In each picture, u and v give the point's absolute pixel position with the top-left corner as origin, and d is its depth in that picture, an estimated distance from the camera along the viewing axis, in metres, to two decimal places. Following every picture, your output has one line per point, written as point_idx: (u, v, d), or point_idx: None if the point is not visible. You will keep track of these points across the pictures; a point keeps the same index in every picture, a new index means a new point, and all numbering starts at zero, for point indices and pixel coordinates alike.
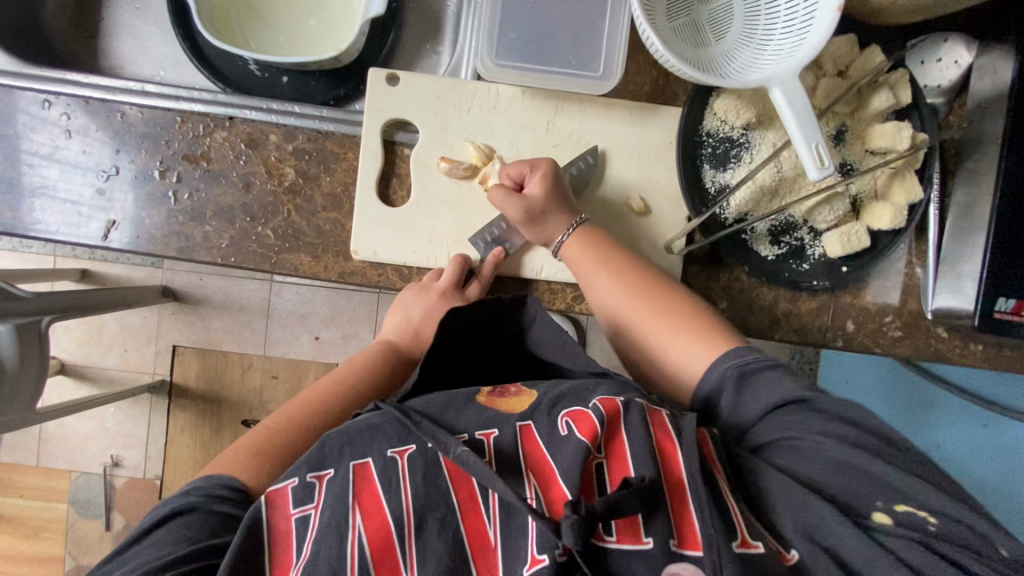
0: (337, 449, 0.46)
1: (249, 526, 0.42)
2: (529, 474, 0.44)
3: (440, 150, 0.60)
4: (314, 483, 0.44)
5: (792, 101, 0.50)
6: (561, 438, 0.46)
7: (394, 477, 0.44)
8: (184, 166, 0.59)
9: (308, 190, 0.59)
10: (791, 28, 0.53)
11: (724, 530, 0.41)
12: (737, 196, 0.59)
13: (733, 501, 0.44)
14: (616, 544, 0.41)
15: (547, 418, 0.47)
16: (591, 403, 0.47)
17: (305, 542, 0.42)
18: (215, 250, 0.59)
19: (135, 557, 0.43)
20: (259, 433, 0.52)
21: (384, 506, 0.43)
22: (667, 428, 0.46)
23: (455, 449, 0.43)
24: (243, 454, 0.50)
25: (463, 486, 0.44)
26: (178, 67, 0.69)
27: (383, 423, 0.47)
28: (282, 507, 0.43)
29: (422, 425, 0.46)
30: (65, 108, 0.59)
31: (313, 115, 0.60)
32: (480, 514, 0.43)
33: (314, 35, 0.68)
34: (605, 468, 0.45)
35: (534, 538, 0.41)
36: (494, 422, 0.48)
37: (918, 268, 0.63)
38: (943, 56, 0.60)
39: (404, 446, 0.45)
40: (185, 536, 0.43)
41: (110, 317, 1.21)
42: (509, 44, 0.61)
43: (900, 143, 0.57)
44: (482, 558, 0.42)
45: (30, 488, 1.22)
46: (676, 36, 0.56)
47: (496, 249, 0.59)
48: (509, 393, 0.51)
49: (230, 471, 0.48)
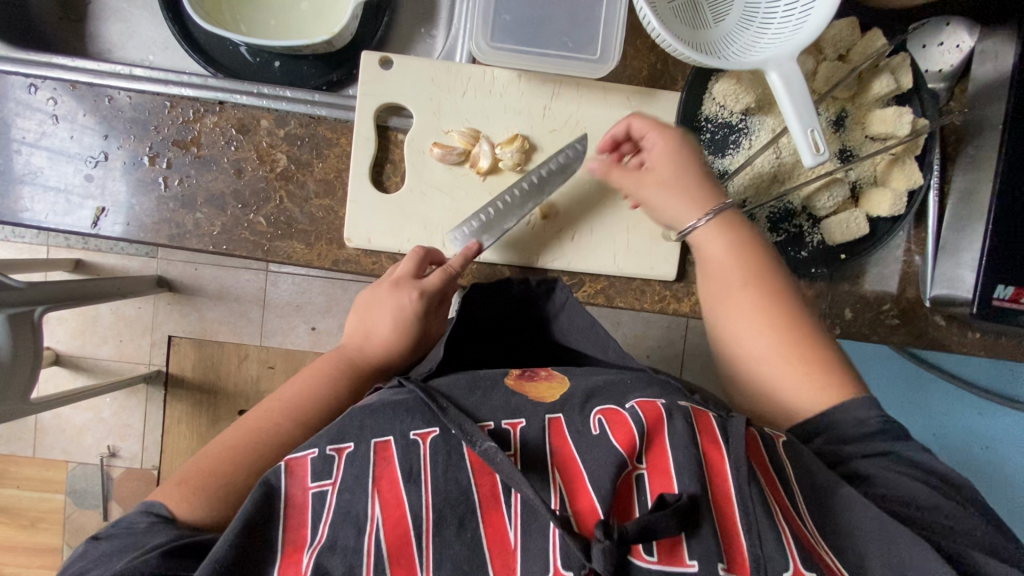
0: (357, 425, 0.46)
1: (263, 494, 0.42)
2: (557, 474, 0.44)
3: (434, 136, 0.59)
4: (332, 456, 0.45)
5: (789, 84, 0.49)
6: (593, 438, 0.46)
7: (416, 465, 0.44)
8: (174, 152, 0.58)
9: (301, 176, 0.58)
10: (791, 13, 0.52)
11: (775, 544, 0.40)
12: (736, 181, 0.59)
13: (785, 519, 0.42)
14: (654, 565, 0.40)
15: (579, 414, 0.48)
16: (628, 403, 0.47)
17: (321, 524, 0.42)
18: (207, 237, 0.58)
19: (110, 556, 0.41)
20: (202, 463, 0.48)
21: (402, 497, 0.43)
22: (714, 432, 0.45)
23: (483, 444, 0.43)
24: (170, 485, 0.47)
25: (484, 481, 0.44)
26: (167, 51, 0.68)
27: (407, 400, 0.47)
28: (301, 477, 0.44)
29: (448, 410, 0.45)
30: (51, 93, 0.58)
31: (306, 100, 0.59)
32: (502, 515, 0.43)
33: (306, 19, 0.67)
34: (644, 479, 0.44)
35: (557, 548, 0.41)
36: (522, 410, 0.48)
37: (916, 256, 0.62)
38: (945, 40, 0.60)
39: (427, 430, 0.46)
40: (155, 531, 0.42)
41: (104, 307, 1.20)
42: (504, 27, 0.59)
43: (900, 130, 0.56)
44: (502, 562, 0.41)
45: (27, 479, 1.22)
46: (674, 17, 0.55)
47: (469, 243, 0.56)
48: (538, 378, 0.51)
49: (160, 503, 0.45)
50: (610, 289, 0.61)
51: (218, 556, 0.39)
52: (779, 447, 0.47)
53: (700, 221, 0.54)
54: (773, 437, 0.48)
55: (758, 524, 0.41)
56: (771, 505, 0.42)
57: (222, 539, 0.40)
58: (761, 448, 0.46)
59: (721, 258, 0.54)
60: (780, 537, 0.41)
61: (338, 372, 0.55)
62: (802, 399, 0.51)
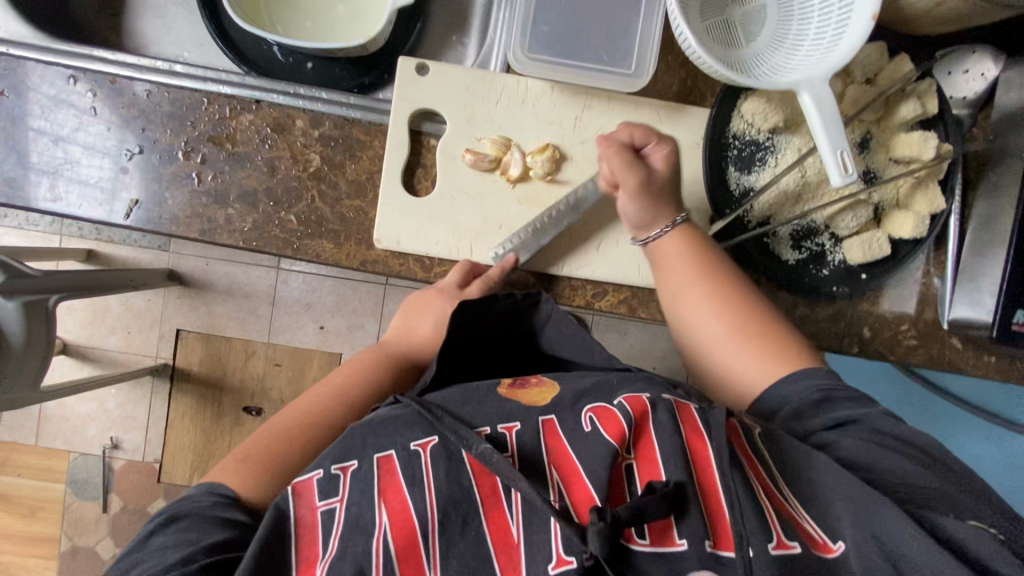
0: (359, 442, 0.46)
1: (274, 517, 0.43)
2: (552, 471, 0.45)
3: (466, 142, 0.59)
4: (337, 474, 0.45)
5: (820, 105, 0.50)
6: (584, 435, 0.46)
7: (418, 471, 0.44)
8: (208, 147, 0.59)
9: (333, 176, 0.59)
10: (823, 33, 0.54)
11: (756, 517, 0.41)
12: (761, 200, 0.59)
13: (768, 498, 0.43)
14: (647, 548, 0.41)
15: (571, 413, 0.48)
16: (615, 400, 0.48)
17: (331, 537, 0.42)
18: (237, 233, 0.58)
19: (144, 561, 0.42)
20: (253, 443, 0.52)
21: (407, 501, 0.43)
22: (697, 423, 0.46)
23: (478, 447, 0.44)
24: (230, 463, 0.50)
25: (485, 481, 0.44)
26: (202, 49, 0.69)
27: (405, 414, 0.48)
28: (308, 498, 0.44)
29: (444, 419, 0.46)
30: (90, 85, 0.59)
31: (341, 102, 0.59)
32: (504, 512, 0.43)
33: (341, 22, 0.68)
34: (635, 469, 0.44)
35: (557, 538, 0.41)
36: (516, 414, 0.48)
37: (935, 278, 0.63)
38: (970, 68, 0.60)
39: (427, 439, 0.46)
40: (190, 538, 0.43)
41: (115, 298, 1.20)
42: (542, 38, 0.60)
43: (925, 153, 0.57)
44: (507, 558, 0.41)
45: (28, 467, 1.22)
46: (708, 35, 0.56)
47: (508, 258, 0.59)
48: (530, 385, 0.52)
49: (218, 478, 0.49)
50: (633, 299, 0.62)
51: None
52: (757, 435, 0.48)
53: (664, 230, 0.57)
54: (752, 425, 0.49)
55: (738, 494, 0.42)
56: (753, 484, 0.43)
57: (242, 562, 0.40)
58: (743, 436, 0.47)
59: (724, 272, 0.56)
60: (762, 513, 0.42)
61: (381, 364, 0.60)
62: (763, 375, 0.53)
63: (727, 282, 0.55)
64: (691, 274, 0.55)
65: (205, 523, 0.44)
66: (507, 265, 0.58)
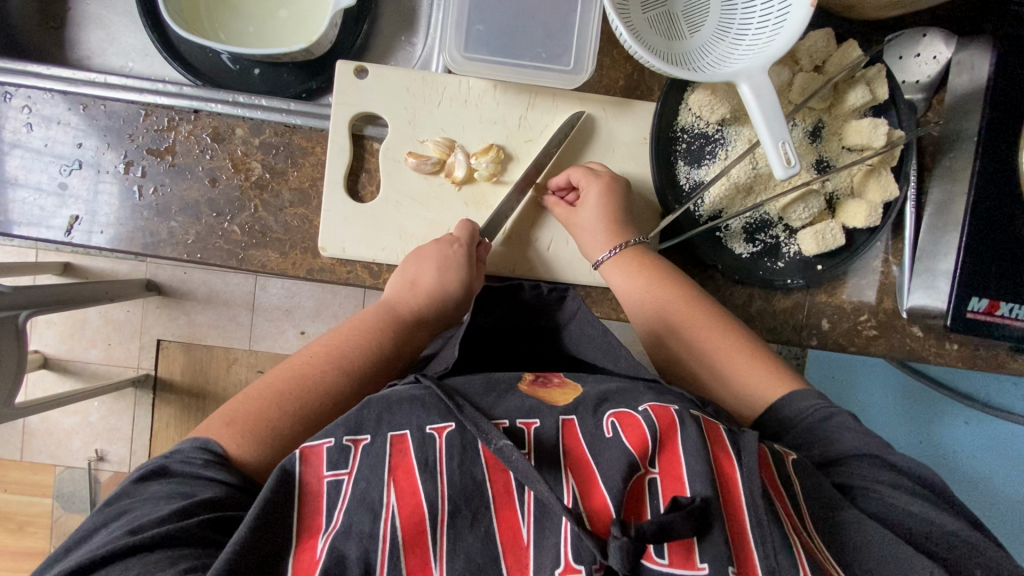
0: (373, 418, 0.43)
1: (279, 480, 0.39)
2: (568, 474, 0.41)
3: (409, 145, 0.59)
4: (349, 447, 0.41)
5: (760, 97, 0.49)
6: (604, 441, 0.42)
7: (432, 456, 0.41)
8: (148, 160, 0.58)
9: (276, 185, 0.58)
10: (767, 21, 0.52)
11: (786, 552, 0.37)
12: (711, 193, 0.58)
13: (794, 534, 0.38)
14: (665, 568, 0.37)
15: (592, 416, 0.44)
16: (641, 406, 0.43)
17: (335, 511, 0.39)
18: (181, 246, 0.58)
19: (134, 509, 0.40)
20: (247, 399, 0.49)
21: (419, 486, 0.39)
22: (726, 444, 0.41)
23: (498, 442, 0.40)
24: (217, 423, 0.47)
25: (498, 477, 0.40)
26: (147, 59, 0.68)
27: (423, 396, 0.44)
28: (316, 466, 0.40)
29: (465, 407, 0.42)
30: (26, 100, 0.58)
31: (281, 108, 0.59)
32: (515, 510, 0.39)
33: (284, 27, 0.67)
34: (657, 484, 0.40)
35: (568, 543, 0.37)
36: (536, 411, 0.44)
37: (894, 267, 0.62)
38: (921, 52, 0.59)
39: (443, 424, 0.42)
40: (184, 491, 0.41)
41: (92, 311, 1.20)
42: (479, 38, 0.59)
43: (876, 140, 0.56)
44: (514, 559, 0.38)
45: (15, 483, 1.22)
46: (650, 28, 0.55)
47: (464, 222, 0.58)
48: (552, 385, 0.48)
49: (211, 434, 0.45)
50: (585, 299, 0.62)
51: (240, 539, 0.36)
52: (790, 464, 0.43)
53: (610, 253, 0.58)
54: (783, 454, 0.44)
55: (766, 526, 0.38)
56: (783, 520, 0.39)
57: (244, 522, 0.37)
58: (772, 466, 0.42)
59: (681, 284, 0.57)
60: (790, 547, 0.37)
61: (383, 322, 0.56)
62: (757, 388, 0.53)
63: (691, 293, 0.56)
64: (663, 297, 0.56)
65: (196, 478, 0.42)
66: (467, 225, 0.57)
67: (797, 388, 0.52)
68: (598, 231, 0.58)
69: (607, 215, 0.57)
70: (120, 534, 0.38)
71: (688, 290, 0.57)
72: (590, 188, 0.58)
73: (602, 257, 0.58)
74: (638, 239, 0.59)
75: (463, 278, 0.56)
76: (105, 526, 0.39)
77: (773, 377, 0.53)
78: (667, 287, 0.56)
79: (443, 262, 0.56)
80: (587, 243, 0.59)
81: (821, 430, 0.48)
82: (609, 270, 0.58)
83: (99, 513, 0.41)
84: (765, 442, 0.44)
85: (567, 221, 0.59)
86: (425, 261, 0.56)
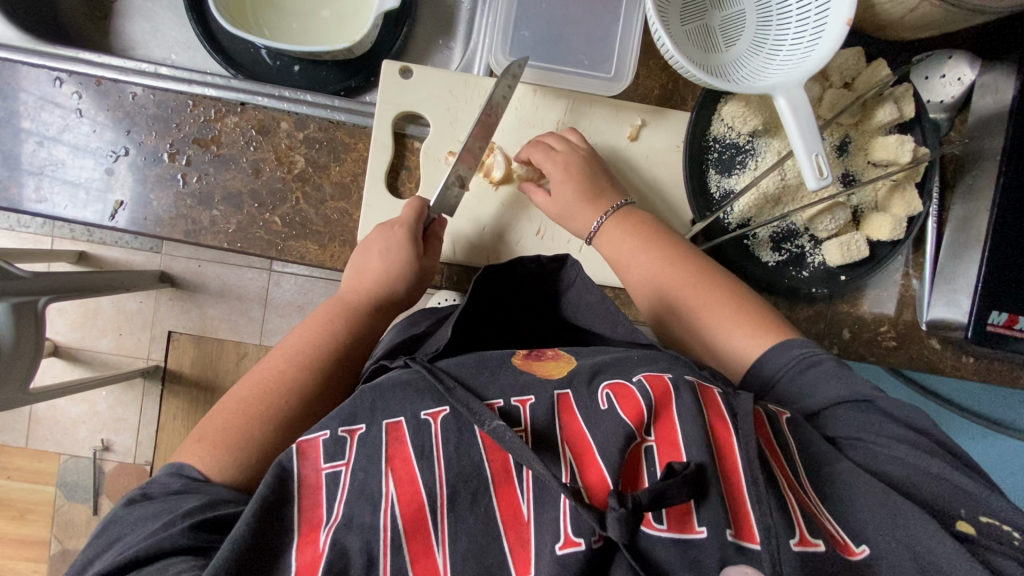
0: (368, 405, 0.44)
1: (277, 477, 0.40)
2: (564, 449, 0.42)
3: (450, 143, 0.60)
4: (345, 438, 0.42)
5: (795, 109, 0.51)
6: (600, 413, 0.43)
7: (428, 442, 0.42)
8: (194, 150, 0.59)
9: (318, 179, 0.60)
10: (801, 38, 0.54)
11: (780, 510, 0.38)
12: (740, 202, 0.59)
13: (790, 493, 0.40)
14: (665, 534, 0.38)
15: (587, 388, 0.45)
16: (635, 378, 0.44)
17: (336, 503, 0.40)
18: (222, 235, 0.59)
19: (125, 535, 0.42)
20: (207, 418, 0.50)
21: (416, 473, 0.40)
22: (721, 409, 0.43)
23: (491, 423, 0.41)
24: (189, 445, 0.48)
25: (496, 456, 0.41)
26: (189, 51, 0.70)
27: (414, 380, 0.45)
28: (313, 459, 0.41)
29: (456, 390, 0.43)
30: (77, 87, 0.60)
31: (326, 104, 0.61)
32: (514, 489, 0.40)
33: (325, 26, 0.68)
34: (654, 451, 0.41)
35: (568, 517, 0.38)
36: (530, 388, 0.45)
37: (915, 280, 0.64)
38: (946, 73, 0.61)
39: (438, 409, 0.43)
40: (167, 506, 0.42)
41: (106, 300, 1.20)
42: (523, 42, 0.62)
43: (902, 156, 0.57)
44: (515, 537, 0.39)
45: (18, 470, 1.21)
46: (688, 39, 0.57)
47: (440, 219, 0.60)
48: (546, 358, 0.49)
49: (185, 460, 0.46)
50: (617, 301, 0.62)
51: (237, 538, 0.37)
52: (785, 425, 0.44)
53: (599, 221, 0.58)
54: (776, 414, 0.45)
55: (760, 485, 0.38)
56: (778, 481, 0.40)
57: (239, 522, 0.38)
58: (768, 427, 0.44)
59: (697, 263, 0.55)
60: (784, 505, 0.39)
61: (334, 315, 0.57)
62: (751, 342, 0.52)
63: (704, 275, 0.55)
64: (671, 266, 0.55)
65: (179, 495, 0.43)
66: (417, 204, 0.58)
67: (784, 341, 0.51)
68: (581, 204, 0.58)
69: (583, 191, 0.58)
70: (116, 556, 0.40)
71: (703, 271, 0.55)
72: (551, 172, 0.58)
73: (594, 226, 0.59)
74: (621, 203, 0.59)
75: (409, 257, 0.57)
76: (98, 557, 0.41)
77: (759, 324, 0.52)
78: (661, 250, 0.56)
79: (387, 244, 0.57)
80: (576, 222, 0.59)
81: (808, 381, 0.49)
82: (604, 236, 0.59)
83: (90, 554, 0.43)
84: (760, 404, 0.45)
85: (548, 211, 0.60)
86: (371, 249, 0.57)
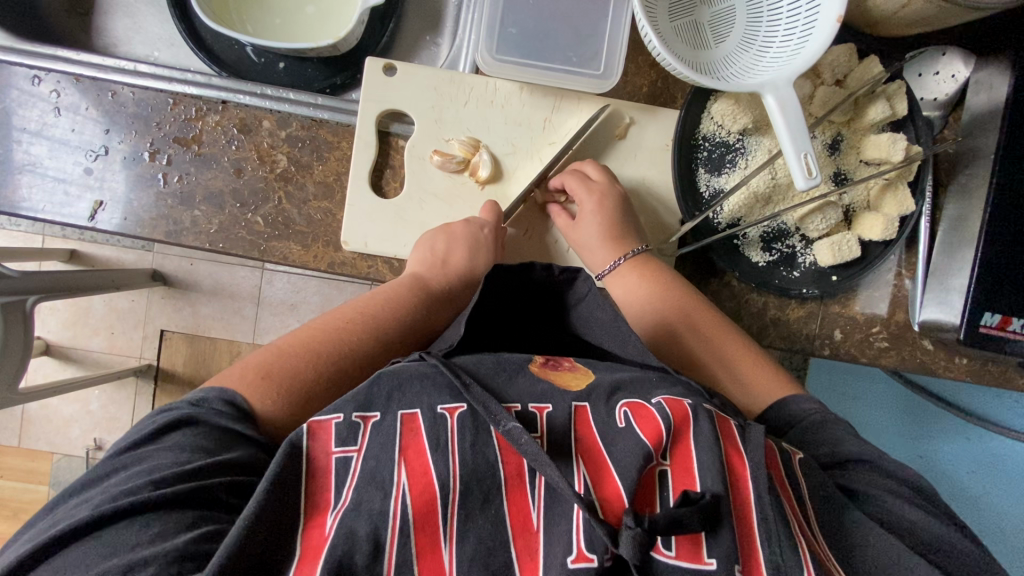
0: (384, 394, 0.43)
1: (287, 454, 0.39)
2: (580, 462, 0.41)
3: (434, 143, 0.59)
4: (359, 423, 0.42)
5: (784, 108, 0.50)
6: (616, 430, 0.42)
7: (443, 436, 0.41)
8: (174, 148, 0.58)
9: (301, 178, 0.59)
10: (792, 34, 0.53)
11: (789, 545, 0.37)
12: (730, 201, 0.58)
13: (800, 532, 0.39)
14: (671, 560, 0.37)
15: (604, 404, 0.44)
16: (654, 398, 0.43)
17: (344, 488, 0.39)
18: (204, 235, 0.58)
19: (152, 458, 0.40)
20: (273, 355, 0.49)
21: (430, 466, 0.39)
22: (735, 438, 0.42)
23: (506, 423, 0.40)
24: (248, 373, 0.47)
25: (510, 459, 0.40)
26: (172, 48, 0.68)
27: (433, 372, 0.44)
28: (324, 440, 0.40)
29: (473, 387, 0.42)
30: (55, 85, 0.59)
31: (308, 102, 0.60)
32: (525, 494, 0.39)
33: (311, 22, 0.67)
34: (668, 475, 0.40)
35: (580, 530, 0.37)
36: (547, 397, 0.44)
37: (907, 280, 0.63)
38: (940, 70, 0.61)
39: (455, 405, 0.42)
40: (206, 446, 0.41)
41: (96, 299, 1.19)
42: (510, 40, 0.61)
43: (895, 155, 0.56)
44: (524, 544, 0.38)
45: (10, 470, 1.21)
46: (676, 36, 0.56)
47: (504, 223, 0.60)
48: (562, 368, 0.48)
49: (239, 387, 0.46)
50: None
51: (251, 513, 0.36)
52: (795, 462, 0.44)
53: (617, 262, 0.59)
54: (791, 454, 0.45)
55: (766, 507, 0.39)
56: (788, 513, 0.39)
57: (252, 496, 0.37)
58: (777, 458, 0.43)
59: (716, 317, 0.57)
60: (792, 539, 0.38)
61: (416, 294, 0.57)
62: (763, 393, 0.54)
63: (728, 327, 0.57)
64: (696, 311, 0.57)
65: (215, 438, 0.42)
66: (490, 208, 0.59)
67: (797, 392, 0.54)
68: (603, 244, 0.59)
69: (608, 230, 0.59)
70: (144, 487, 0.37)
71: (726, 326, 0.57)
72: (584, 201, 0.58)
73: (606, 268, 0.60)
74: (640, 248, 0.60)
75: (490, 257, 0.58)
76: (121, 470, 0.40)
77: (774, 377, 0.55)
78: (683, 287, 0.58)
79: (476, 240, 0.58)
80: (590, 256, 0.61)
81: (818, 433, 0.49)
82: (619, 273, 0.60)
83: (110, 460, 0.41)
84: (772, 437, 0.45)
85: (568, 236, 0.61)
86: (456, 240, 0.58)
